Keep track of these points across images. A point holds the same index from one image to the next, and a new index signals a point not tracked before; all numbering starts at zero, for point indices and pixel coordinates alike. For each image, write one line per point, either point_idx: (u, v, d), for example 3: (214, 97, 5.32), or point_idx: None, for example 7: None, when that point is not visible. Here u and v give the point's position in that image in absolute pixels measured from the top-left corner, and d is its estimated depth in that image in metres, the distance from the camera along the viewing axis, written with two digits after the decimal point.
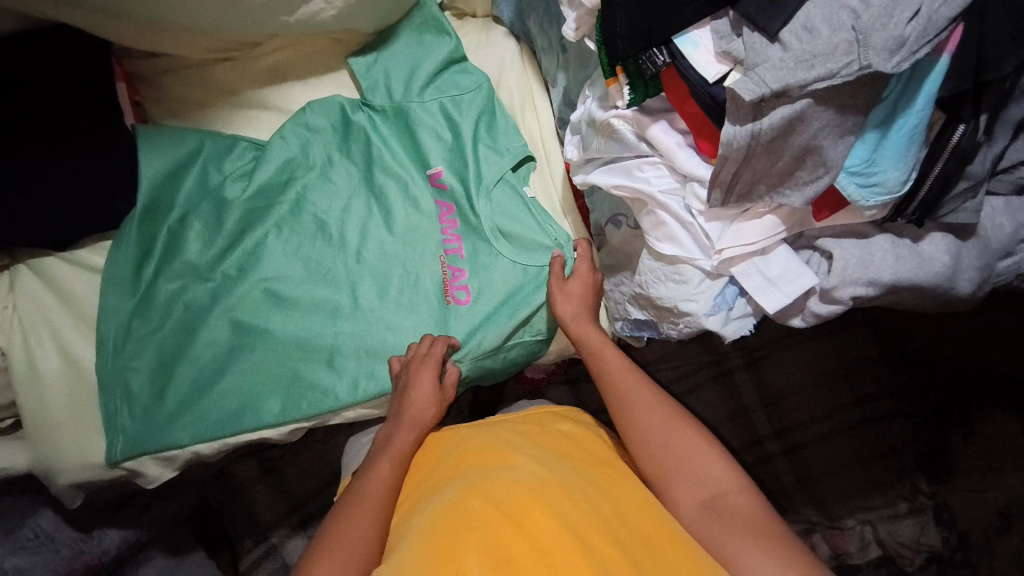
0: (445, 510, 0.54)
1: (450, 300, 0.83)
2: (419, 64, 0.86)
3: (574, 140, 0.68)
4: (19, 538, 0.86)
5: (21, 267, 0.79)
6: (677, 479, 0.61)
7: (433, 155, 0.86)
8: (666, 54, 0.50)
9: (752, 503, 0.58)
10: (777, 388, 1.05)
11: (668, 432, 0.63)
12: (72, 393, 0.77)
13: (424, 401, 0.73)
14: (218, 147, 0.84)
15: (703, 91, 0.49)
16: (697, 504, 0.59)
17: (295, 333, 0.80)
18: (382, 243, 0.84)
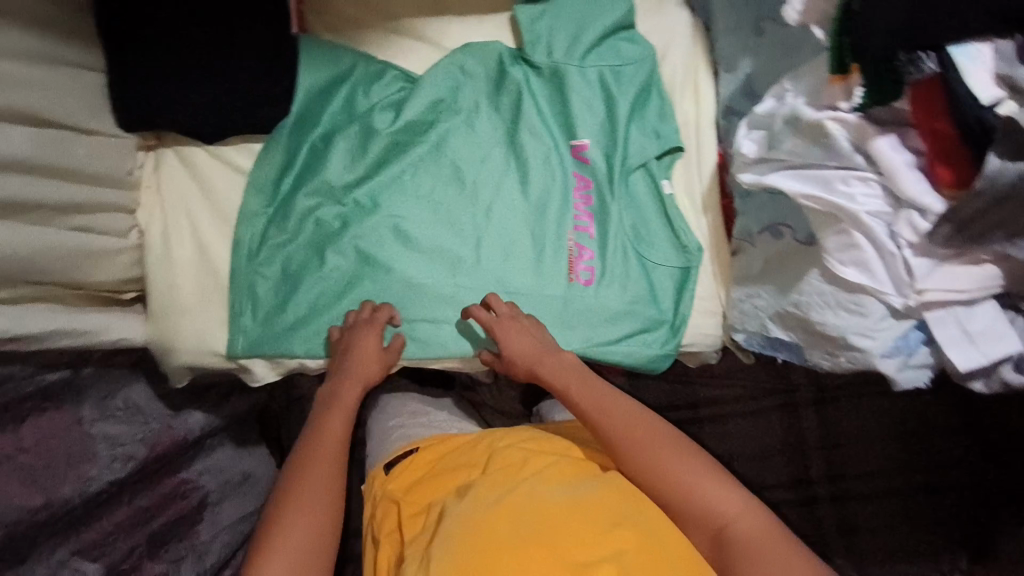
0: (479, 521, 0.56)
1: (574, 278, 0.82)
2: (588, 24, 0.80)
3: (754, 135, 0.62)
4: (112, 407, 0.86)
5: (166, 151, 0.80)
6: (685, 506, 0.63)
7: (583, 123, 0.82)
8: (935, 61, 0.45)
9: (762, 531, 0.61)
10: (844, 437, 1.11)
11: (672, 462, 0.64)
12: (201, 283, 0.81)
13: (369, 361, 0.76)
14: (370, 72, 0.82)
15: (970, 113, 0.44)
16: (711, 537, 0.62)
17: (414, 276, 0.80)
18: (514, 205, 0.83)
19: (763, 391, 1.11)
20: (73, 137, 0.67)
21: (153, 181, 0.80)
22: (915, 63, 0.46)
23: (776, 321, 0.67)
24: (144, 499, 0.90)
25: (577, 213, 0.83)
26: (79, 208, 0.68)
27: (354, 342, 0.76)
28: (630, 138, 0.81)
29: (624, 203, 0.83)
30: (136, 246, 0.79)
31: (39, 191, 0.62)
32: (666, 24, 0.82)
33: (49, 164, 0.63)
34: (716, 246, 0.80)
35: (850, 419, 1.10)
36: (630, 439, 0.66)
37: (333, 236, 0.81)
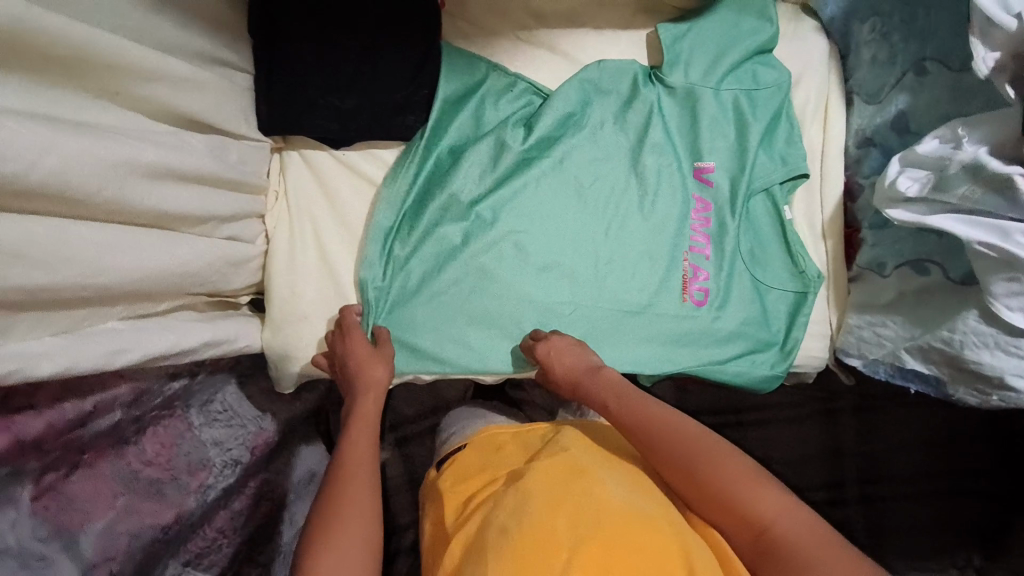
0: (530, 520, 0.56)
1: (687, 298, 0.81)
2: (726, 49, 0.82)
3: (915, 176, 0.63)
4: (212, 411, 0.82)
5: (292, 154, 0.80)
6: (722, 508, 0.59)
7: (711, 147, 0.83)
8: None
9: (808, 536, 0.54)
10: (879, 438, 1.00)
11: (711, 459, 0.61)
12: (321, 290, 0.80)
13: (358, 358, 0.75)
14: (502, 86, 0.81)
15: None
16: (751, 538, 0.57)
17: (535, 295, 0.79)
18: (634, 225, 0.81)
19: (806, 396, 1.02)
20: (226, 143, 0.65)
21: (279, 184, 0.80)
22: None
23: (912, 353, 0.69)
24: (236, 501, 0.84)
25: (695, 234, 0.83)
26: (233, 218, 0.66)
27: (349, 354, 0.75)
28: (756, 163, 0.82)
29: (745, 227, 0.83)
30: (262, 252, 0.79)
31: (205, 200, 0.58)
32: (801, 49, 0.83)
33: (216, 170, 0.59)
34: (835, 270, 0.83)
35: (889, 428, 0.99)
36: (657, 436, 0.64)
37: (455, 250, 0.78)
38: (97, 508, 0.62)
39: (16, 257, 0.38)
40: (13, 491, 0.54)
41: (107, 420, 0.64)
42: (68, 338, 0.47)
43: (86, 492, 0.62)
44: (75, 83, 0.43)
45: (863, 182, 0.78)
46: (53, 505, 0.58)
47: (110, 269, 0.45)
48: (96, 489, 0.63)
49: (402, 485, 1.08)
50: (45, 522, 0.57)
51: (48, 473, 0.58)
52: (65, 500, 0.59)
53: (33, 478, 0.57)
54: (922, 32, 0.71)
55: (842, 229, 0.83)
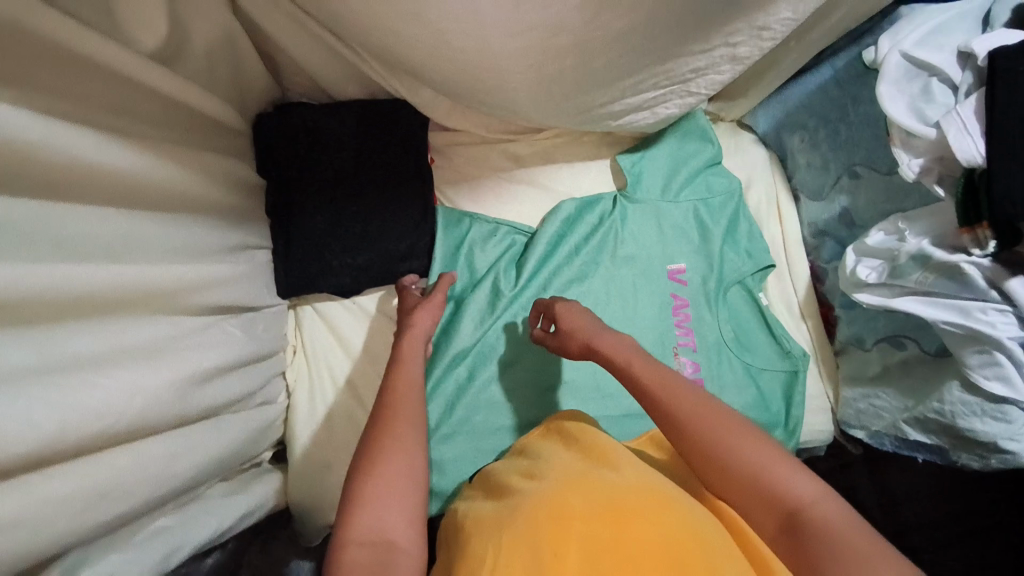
0: (549, 505, 0.53)
1: None
2: (679, 165, 0.93)
3: (875, 265, 0.72)
4: None
5: (307, 308, 0.85)
6: (748, 491, 0.54)
7: (681, 251, 0.91)
8: None
9: (845, 522, 0.49)
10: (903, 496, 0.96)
11: (738, 437, 0.56)
12: (343, 436, 0.82)
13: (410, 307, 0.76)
14: (483, 229, 0.89)
15: None
16: (780, 523, 0.52)
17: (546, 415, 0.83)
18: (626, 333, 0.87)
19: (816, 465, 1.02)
20: (254, 318, 0.70)
21: (296, 339, 0.85)
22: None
23: (912, 425, 0.73)
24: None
25: (679, 331, 0.88)
26: (264, 386, 0.70)
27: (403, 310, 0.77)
28: (724, 260, 0.91)
29: (727, 318, 0.90)
30: (284, 406, 0.82)
31: (243, 382, 0.61)
32: (746, 159, 0.95)
33: (250, 350, 0.64)
34: (820, 347, 0.89)
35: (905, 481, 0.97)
36: (676, 410, 0.59)
37: (468, 382, 0.84)
38: None
39: (104, 496, 0.42)
40: None
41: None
42: (132, 551, 0.49)
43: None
44: (148, 314, 0.48)
45: (825, 267, 0.88)
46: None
47: (173, 477, 0.49)
48: None
49: None
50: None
51: None
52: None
53: None
54: (846, 142, 0.82)
55: (816, 310, 0.90)
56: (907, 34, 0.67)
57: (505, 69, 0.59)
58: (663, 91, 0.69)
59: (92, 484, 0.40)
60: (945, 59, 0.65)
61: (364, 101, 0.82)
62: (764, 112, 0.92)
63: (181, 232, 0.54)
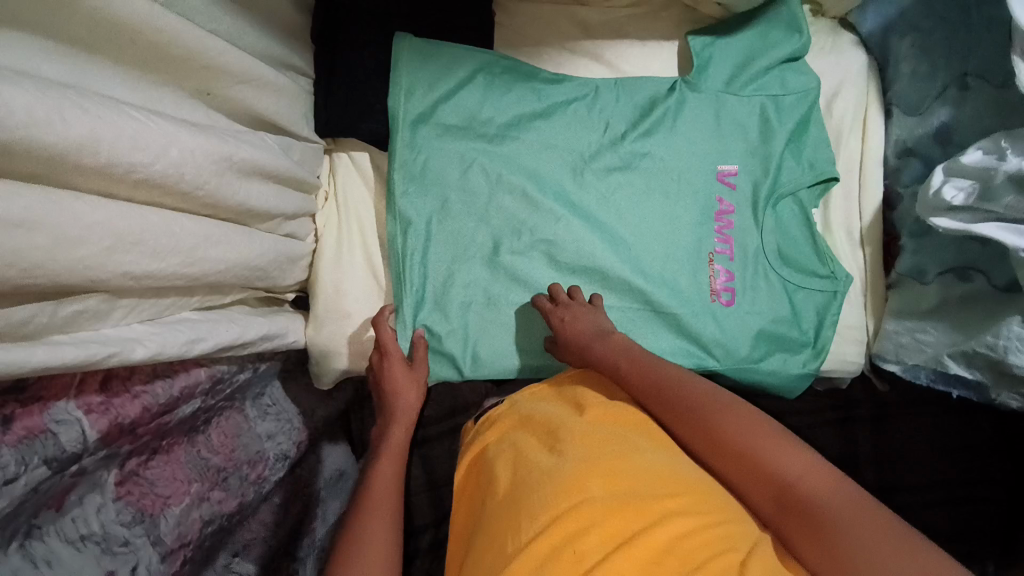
0: (569, 481, 0.57)
1: (715, 300, 0.83)
2: (759, 55, 0.83)
3: (960, 185, 0.66)
4: (263, 403, 0.79)
5: (342, 155, 0.83)
6: (744, 468, 0.61)
7: (739, 151, 0.85)
8: None
9: (831, 493, 0.55)
10: (892, 447, 0.97)
11: (721, 414, 0.65)
12: (367, 287, 0.82)
13: (398, 383, 0.79)
14: (494, 81, 0.81)
15: None
16: (775, 498, 0.58)
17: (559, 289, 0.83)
18: (653, 224, 0.85)
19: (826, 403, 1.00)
20: (291, 144, 0.68)
21: (329, 183, 0.82)
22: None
23: (956, 359, 0.70)
24: (275, 496, 0.82)
25: (718, 236, 0.85)
26: (294, 214, 0.69)
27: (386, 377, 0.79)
28: (783, 165, 0.85)
29: (773, 229, 0.85)
30: (311, 249, 0.80)
31: (277, 196, 0.59)
32: (841, 63, 0.85)
33: (286, 168, 0.61)
34: (873, 276, 0.85)
35: (907, 432, 0.97)
36: (671, 398, 0.69)
37: (489, 256, 0.82)
38: (175, 493, 0.59)
39: (131, 244, 0.40)
40: (100, 475, 0.52)
41: (189, 407, 0.61)
42: (156, 325, 0.48)
43: (165, 477, 0.59)
44: (185, 86, 0.48)
45: (902, 191, 0.81)
46: (137, 489, 0.55)
47: (202, 261, 0.47)
48: (173, 475, 0.60)
49: (421, 488, 1.01)
50: (130, 505, 0.54)
51: (131, 458, 0.55)
52: (146, 484, 0.57)
53: (117, 463, 0.54)
54: (963, 49, 0.75)
55: (879, 237, 0.85)
56: None
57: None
58: None
59: (120, 225, 0.39)
60: None
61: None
62: (874, 10, 0.83)
63: (221, 11, 0.50)
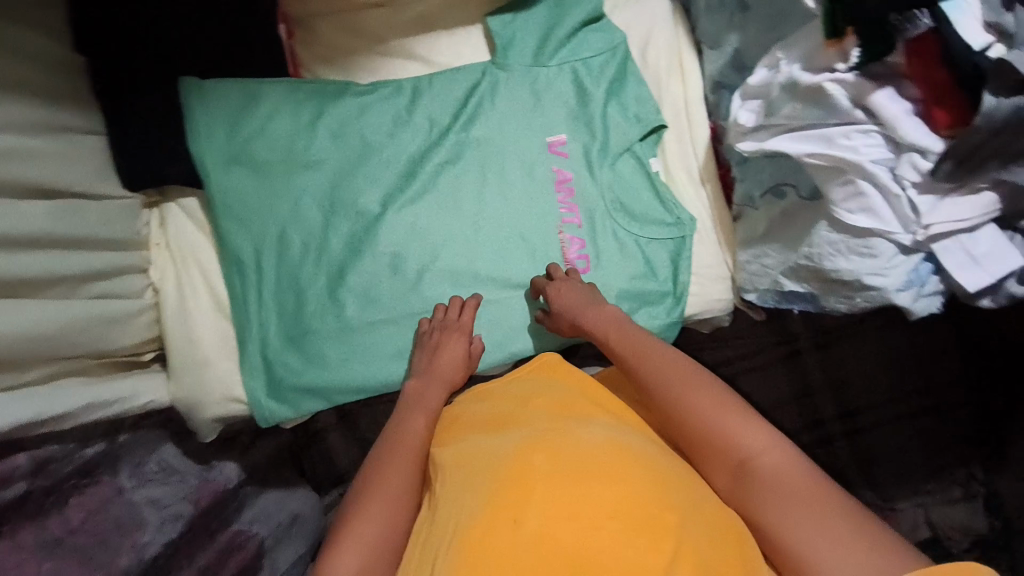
0: (514, 464, 0.58)
1: (572, 269, 0.88)
2: (556, 24, 0.86)
3: (751, 105, 0.67)
4: (147, 471, 0.81)
5: (170, 204, 0.81)
6: (704, 442, 0.64)
7: (563, 120, 0.87)
8: (929, 16, 0.48)
9: (788, 469, 0.60)
10: (842, 370, 1.05)
11: (682, 386, 0.67)
12: (219, 331, 0.82)
13: (450, 364, 0.81)
14: (299, 104, 0.81)
15: (964, 60, 0.47)
16: (731, 473, 0.62)
17: (416, 296, 0.87)
18: (496, 210, 0.88)
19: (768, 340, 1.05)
20: (82, 206, 0.70)
21: (160, 235, 0.81)
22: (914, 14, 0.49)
23: (789, 276, 0.71)
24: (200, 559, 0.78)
25: (563, 207, 0.88)
26: (100, 275, 0.72)
27: (441, 350, 0.82)
28: (610, 125, 0.87)
29: (612, 187, 0.88)
30: (154, 303, 0.81)
31: (53, 262, 0.65)
32: (645, 10, 0.87)
33: (60, 234, 0.66)
34: (718, 212, 0.87)
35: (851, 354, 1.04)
36: (640, 367, 0.71)
37: (339, 279, 0.86)
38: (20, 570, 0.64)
39: None
40: None
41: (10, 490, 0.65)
42: None
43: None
44: None
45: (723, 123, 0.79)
46: None
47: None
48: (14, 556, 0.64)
49: None
50: None
51: None
52: None
53: None
54: None
55: (715, 172, 0.87)
56: None
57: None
58: None
59: None
60: None
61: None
62: None
63: None
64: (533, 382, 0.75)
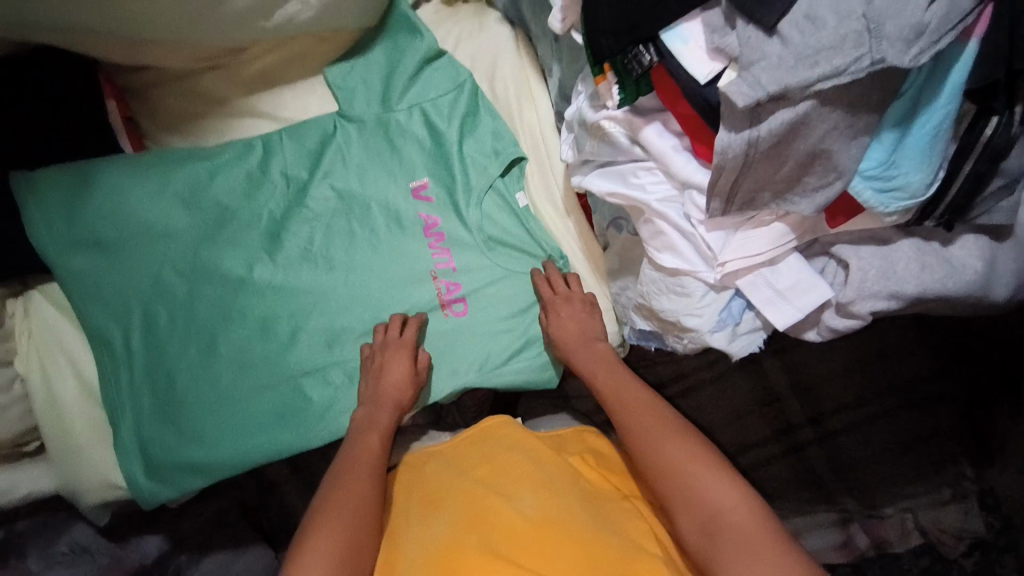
0: (448, 548, 0.64)
1: (449, 315, 0.84)
2: (396, 68, 0.86)
3: (569, 139, 0.64)
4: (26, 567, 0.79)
5: (33, 293, 0.84)
6: (675, 489, 0.64)
7: (421, 165, 0.86)
8: (653, 52, 0.43)
9: (754, 527, 0.60)
10: (811, 375, 0.93)
11: (658, 430, 0.67)
12: (91, 414, 0.83)
13: (394, 383, 0.78)
14: (144, 177, 0.81)
15: (695, 95, 0.42)
16: (696, 525, 0.62)
17: (291, 359, 0.84)
18: (366, 260, 0.85)
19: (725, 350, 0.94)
20: None
21: (25, 326, 0.83)
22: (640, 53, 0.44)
23: (637, 313, 0.66)
24: None
25: (434, 251, 0.85)
26: None
27: (389, 370, 0.78)
28: (468, 165, 0.85)
29: (481, 225, 0.85)
30: (24, 395, 0.83)
31: None
32: (486, 42, 0.87)
33: None
34: (585, 240, 0.84)
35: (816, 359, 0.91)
36: (625, 413, 0.70)
37: (209, 350, 0.83)
38: None
39: None
40: None
41: None
42: None
43: None
44: None
45: None
46: None
47: None
48: None
49: None
50: None
51: None
52: None
53: None
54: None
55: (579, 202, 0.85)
56: None
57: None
58: None
59: None
60: None
61: (7, 57, 0.76)
62: None
63: None
64: (484, 442, 0.75)
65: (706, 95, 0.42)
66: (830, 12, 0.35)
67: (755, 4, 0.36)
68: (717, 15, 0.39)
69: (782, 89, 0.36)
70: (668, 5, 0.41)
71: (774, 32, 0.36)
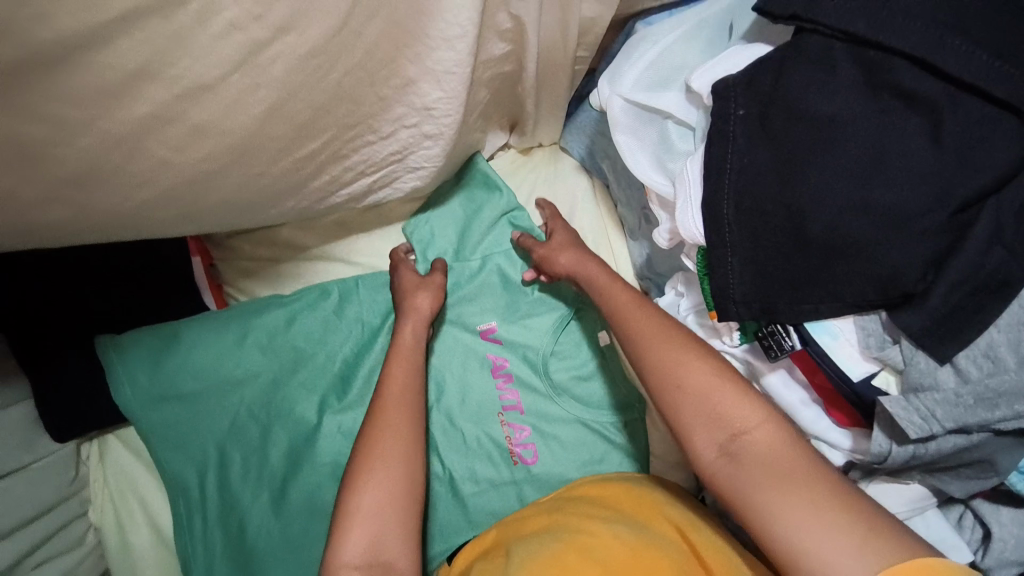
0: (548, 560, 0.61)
1: (517, 461, 0.82)
2: (472, 217, 0.86)
3: None
4: None
5: (109, 437, 0.83)
6: (692, 410, 0.55)
7: (490, 308, 0.85)
8: (796, 338, 0.52)
9: (780, 450, 0.52)
10: None
11: (666, 346, 0.59)
12: (161, 563, 0.82)
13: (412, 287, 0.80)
14: (224, 324, 0.83)
15: (846, 386, 0.51)
16: (718, 450, 0.53)
17: None
18: (445, 414, 0.84)
19: None
20: None
21: (99, 472, 0.83)
22: (781, 335, 0.53)
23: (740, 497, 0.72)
24: None
25: (504, 397, 0.84)
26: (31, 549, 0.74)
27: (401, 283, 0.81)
28: (539, 309, 0.85)
29: (558, 374, 0.84)
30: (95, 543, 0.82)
31: None
32: (562, 190, 0.87)
33: None
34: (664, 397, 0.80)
35: None
36: (628, 322, 0.63)
37: (282, 499, 0.82)
38: None
39: None
40: None
41: None
42: None
43: None
44: None
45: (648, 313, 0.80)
46: None
47: None
48: None
49: None
50: None
51: None
52: None
53: None
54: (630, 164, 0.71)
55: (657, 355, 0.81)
56: (627, 72, 0.60)
57: (86, 207, 0.47)
58: (379, 174, 0.66)
59: None
60: (678, 100, 0.58)
61: None
62: (576, 138, 0.84)
63: None
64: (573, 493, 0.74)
65: (859, 390, 0.50)
66: (1014, 359, 0.45)
67: (924, 340, 0.46)
68: (876, 326, 0.50)
69: (960, 425, 0.45)
70: (820, 310, 0.50)
71: (952, 365, 0.46)
